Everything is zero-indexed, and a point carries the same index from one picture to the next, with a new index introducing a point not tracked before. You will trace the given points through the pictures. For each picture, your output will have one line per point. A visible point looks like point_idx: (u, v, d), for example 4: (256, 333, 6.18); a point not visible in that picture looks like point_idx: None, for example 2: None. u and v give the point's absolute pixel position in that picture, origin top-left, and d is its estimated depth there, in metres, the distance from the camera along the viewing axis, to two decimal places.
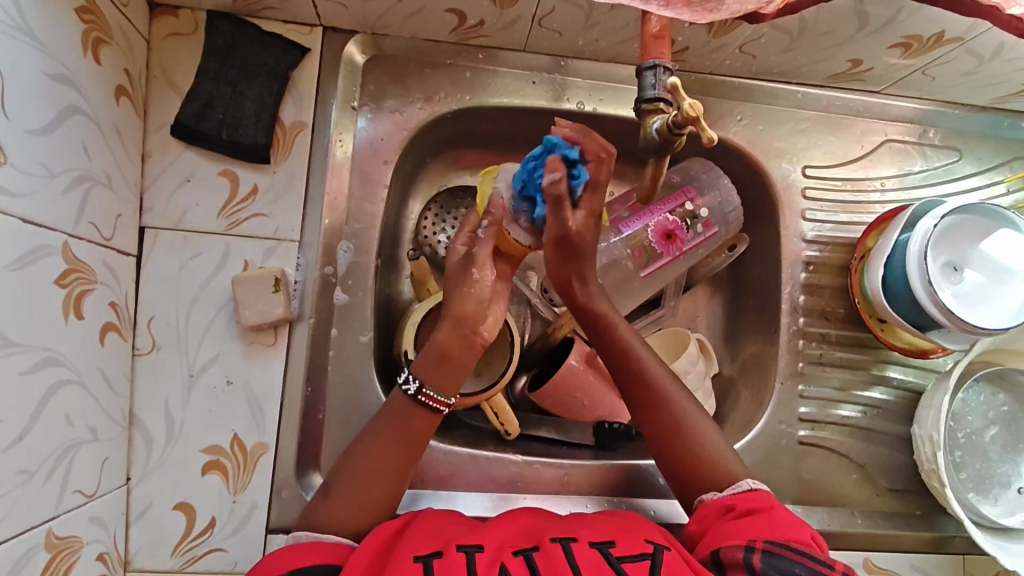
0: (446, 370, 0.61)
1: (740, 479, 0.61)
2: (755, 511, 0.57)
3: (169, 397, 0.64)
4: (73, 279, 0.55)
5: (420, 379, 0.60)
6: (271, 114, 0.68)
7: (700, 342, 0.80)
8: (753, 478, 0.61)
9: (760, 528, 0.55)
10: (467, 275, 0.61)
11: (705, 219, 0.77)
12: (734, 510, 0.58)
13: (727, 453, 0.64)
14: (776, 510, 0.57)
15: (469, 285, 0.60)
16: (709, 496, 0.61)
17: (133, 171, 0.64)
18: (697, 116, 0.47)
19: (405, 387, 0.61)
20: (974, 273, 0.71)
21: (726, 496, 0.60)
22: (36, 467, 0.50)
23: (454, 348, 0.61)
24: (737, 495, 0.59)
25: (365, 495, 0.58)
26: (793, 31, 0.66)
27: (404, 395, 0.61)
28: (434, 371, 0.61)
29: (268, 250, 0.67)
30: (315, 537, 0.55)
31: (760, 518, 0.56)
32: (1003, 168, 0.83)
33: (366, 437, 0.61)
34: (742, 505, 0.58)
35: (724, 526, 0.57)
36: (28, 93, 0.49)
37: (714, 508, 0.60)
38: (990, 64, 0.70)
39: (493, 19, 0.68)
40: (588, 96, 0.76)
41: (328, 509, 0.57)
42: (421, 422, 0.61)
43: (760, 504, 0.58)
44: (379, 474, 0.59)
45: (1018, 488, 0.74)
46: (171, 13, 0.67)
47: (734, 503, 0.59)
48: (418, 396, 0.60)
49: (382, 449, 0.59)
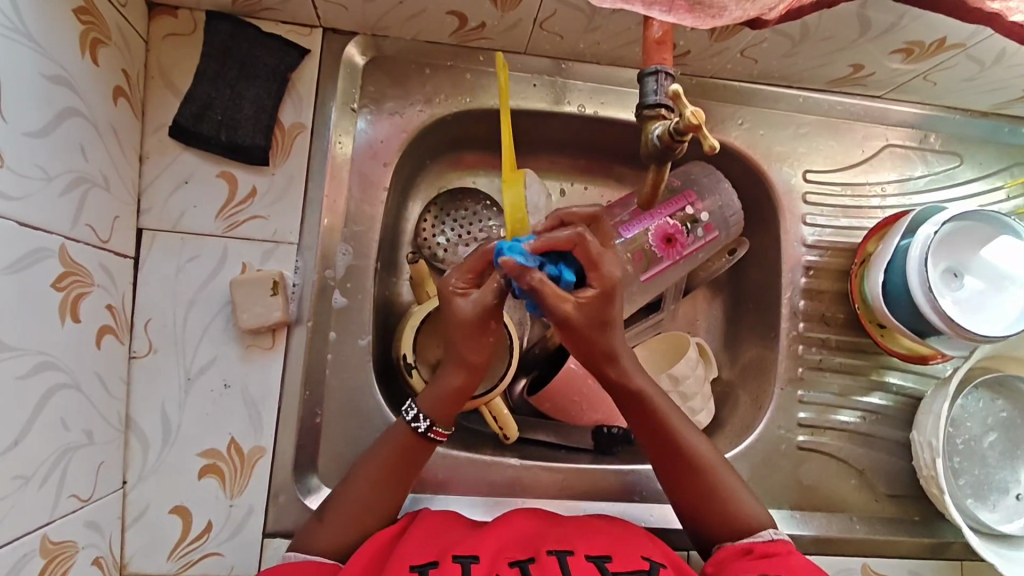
0: (453, 407, 0.60)
1: (764, 527, 0.62)
2: (775, 555, 0.58)
3: (166, 400, 0.64)
4: (70, 282, 0.54)
5: (430, 419, 0.60)
6: (271, 116, 0.68)
7: (700, 346, 0.80)
8: (776, 529, 0.62)
9: (777, 571, 0.56)
10: (485, 324, 0.57)
11: (705, 223, 0.77)
12: (753, 553, 0.59)
13: (739, 490, 0.63)
14: (796, 557, 0.58)
15: (486, 335, 0.58)
16: (727, 543, 0.61)
17: (131, 173, 0.63)
18: (699, 124, 0.47)
19: (414, 424, 0.60)
20: (973, 280, 0.71)
21: (748, 540, 0.61)
22: (31, 472, 0.49)
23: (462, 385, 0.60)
24: (760, 542, 0.60)
25: (365, 517, 0.59)
26: (795, 36, 0.66)
27: (407, 425, 0.60)
28: (447, 412, 0.60)
29: (266, 253, 0.67)
30: (308, 558, 0.56)
31: (780, 563, 0.57)
32: (1004, 173, 0.83)
33: (367, 461, 0.60)
34: (761, 548, 0.59)
35: (741, 564, 0.58)
36: (25, 94, 0.48)
37: (732, 549, 0.60)
38: (992, 69, 0.70)
39: (494, 22, 0.68)
40: (588, 99, 0.76)
41: (326, 532, 0.57)
42: (422, 451, 0.61)
43: (779, 549, 0.59)
44: (381, 497, 0.59)
45: (1016, 494, 0.74)
46: (169, 13, 0.66)
47: (754, 546, 0.60)
48: (427, 433, 0.60)
49: (383, 471, 0.60)
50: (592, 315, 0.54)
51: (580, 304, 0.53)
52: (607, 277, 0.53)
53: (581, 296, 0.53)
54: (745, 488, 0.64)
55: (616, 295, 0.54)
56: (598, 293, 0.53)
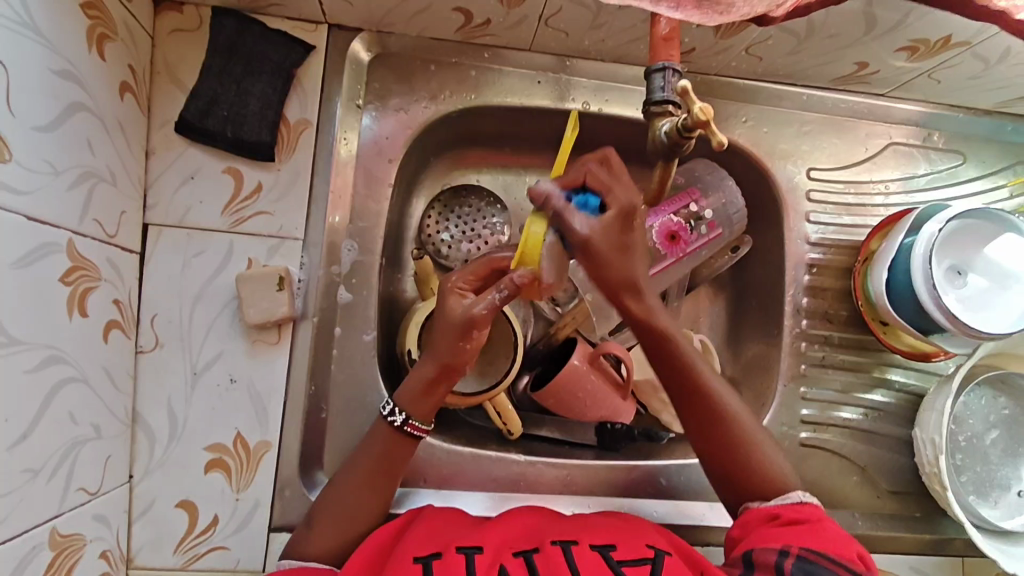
0: (432, 402, 0.61)
1: (792, 489, 0.61)
2: (801, 523, 0.57)
3: (172, 395, 0.64)
4: (78, 277, 0.54)
5: (406, 413, 0.60)
6: (276, 112, 0.68)
7: (703, 344, 0.80)
8: (806, 491, 0.61)
9: (803, 538, 0.55)
10: (467, 331, 0.59)
11: (709, 220, 0.77)
12: (780, 519, 0.58)
13: (771, 446, 0.63)
14: (824, 524, 0.57)
15: (467, 341, 0.59)
16: (756, 503, 0.60)
17: (137, 168, 0.63)
18: (708, 120, 0.47)
19: (390, 419, 0.60)
20: (977, 277, 0.72)
21: (774, 504, 0.60)
22: (40, 465, 0.50)
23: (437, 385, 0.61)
24: (787, 505, 0.59)
25: (353, 522, 0.59)
26: (800, 33, 0.66)
27: (386, 422, 0.61)
28: (425, 406, 0.61)
29: (272, 248, 0.67)
30: (300, 564, 0.57)
31: (808, 531, 0.56)
32: (1007, 172, 0.83)
33: (350, 466, 0.60)
34: (789, 513, 0.58)
35: (765, 530, 0.57)
36: (34, 89, 0.49)
37: (759, 514, 0.59)
38: (996, 68, 0.70)
39: (500, 19, 0.68)
40: (592, 96, 0.76)
41: (314, 538, 0.58)
42: (404, 452, 0.61)
43: (808, 516, 0.58)
44: (368, 501, 0.59)
45: (1018, 491, 0.74)
46: (175, 9, 0.66)
47: (781, 511, 0.59)
48: (403, 427, 0.60)
49: (368, 475, 0.60)
50: (614, 230, 0.55)
51: (601, 226, 0.55)
52: (624, 201, 0.55)
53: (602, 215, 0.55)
54: (774, 444, 0.63)
55: (635, 216, 0.56)
56: (617, 215, 0.55)
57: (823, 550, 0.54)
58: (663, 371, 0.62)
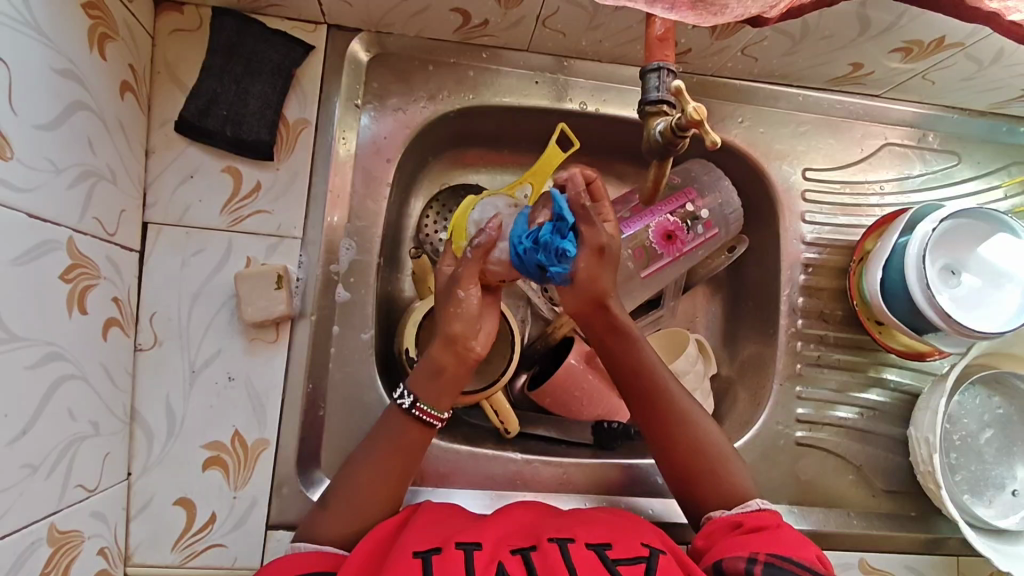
0: (440, 385, 0.61)
1: (752, 498, 0.62)
2: (763, 529, 0.58)
3: (171, 393, 0.64)
4: (77, 274, 0.55)
5: (414, 394, 0.60)
6: (276, 112, 0.68)
7: (699, 343, 0.80)
8: (764, 499, 0.62)
9: (767, 544, 0.55)
10: (455, 296, 0.60)
11: (705, 220, 0.77)
12: (742, 527, 0.59)
13: (725, 450, 0.65)
14: (783, 529, 0.58)
15: (456, 304, 0.59)
16: (717, 514, 0.62)
17: (137, 167, 0.64)
18: (701, 119, 0.47)
19: (400, 402, 0.61)
20: (971, 277, 0.72)
21: (736, 513, 0.61)
22: (39, 461, 0.50)
23: (444, 364, 0.60)
24: (748, 513, 0.60)
25: (367, 505, 0.59)
26: (795, 35, 0.67)
27: (399, 408, 0.61)
28: (433, 389, 0.61)
29: (270, 247, 0.67)
30: (316, 548, 0.56)
31: (767, 536, 0.56)
32: (1002, 172, 0.84)
33: (365, 450, 0.61)
34: (750, 521, 0.59)
35: (730, 539, 0.57)
36: (35, 87, 0.49)
37: (721, 524, 0.60)
38: (989, 70, 0.71)
39: (498, 19, 0.68)
40: (590, 97, 0.77)
41: (328, 520, 0.58)
42: (419, 437, 0.61)
43: (767, 523, 0.59)
44: (381, 483, 0.60)
45: (1012, 490, 0.75)
46: (175, 9, 0.67)
47: (742, 519, 0.59)
48: (413, 409, 0.60)
49: (380, 459, 0.60)
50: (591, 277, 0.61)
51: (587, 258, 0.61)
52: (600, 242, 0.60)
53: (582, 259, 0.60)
54: (730, 448, 0.65)
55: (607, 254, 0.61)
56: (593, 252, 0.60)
57: (785, 554, 0.54)
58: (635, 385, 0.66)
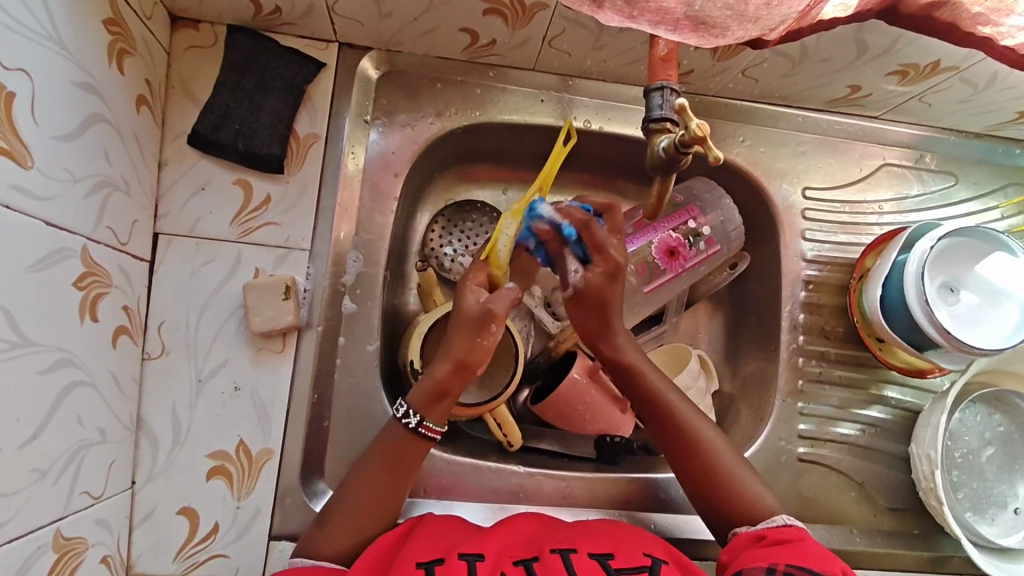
0: (445, 405, 0.62)
1: (775, 514, 0.62)
2: (787, 541, 0.58)
3: (177, 402, 0.65)
4: (90, 282, 0.56)
5: (420, 414, 0.61)
6: (287, 126, 0.70)
7: (701, 358, 0.81)
8: (789, 515, 0.62)
9: (788, 556, 0.55)
10: (484, 326, 0.61)
11: (707, 237, 0.78)
12: (765, 539, 0.59)
13: (704, 426, 0.66)
14: (807, 542, 0.57)
15: (485, 335, 0.61)
16: (744, 528, 0.62)
17: (150, 178, 0.65)
18: (704, 136, 0.49)
19: (405, 421, 0.61)
20: (968, 295, 0.73)
21: (761, 527, 0.61)
22: (47, 467, 0.50)
23: (453, 386, 0.62)
24: (772, 528, 0.60)
25: (365, 521, 0.59)
26: (794, 56, 0.69)
27: (399, 423, 0.62)
28: (440, 409, 0.62)
29: (278, 258, 0.68)
30: (314, 563, 0.57)
31: (789, 548, 0.56)
32: (999, 194, 0.85)
33: (361, 464, 0.61)
34: (773, 534, 0.59)
35: (752, 551, 0.58)
36: (57, 99, 0.50)
37: (746, 537, 0.60)
38: (985, 93, 0.73)
39: (505, 39, 0.70)
40: (594, 115, 0.78)
41: (326, 537, 0.58)
42: (418, 454, 0.62)
43: (792, 536, 0.58)
44: (377, 501, 0.60)
45: (1014, 509, 0.75)
46: (191, 26, 0.69)
47: (766, 533, 0.59)
48: (418, 428, 0.61)
49: (379, 474, 0.60)
50: (602, 286, 0.65)
51: (590, 279, 0.64)
52: (615, 262, 0.64)
53: (594, 272, 0.64)
54: (703, 421, 0.67)
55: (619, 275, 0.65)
56: (604, 272, 0.64)
57: (806, 566, 0.54)
58: (672, 442, 0.66)
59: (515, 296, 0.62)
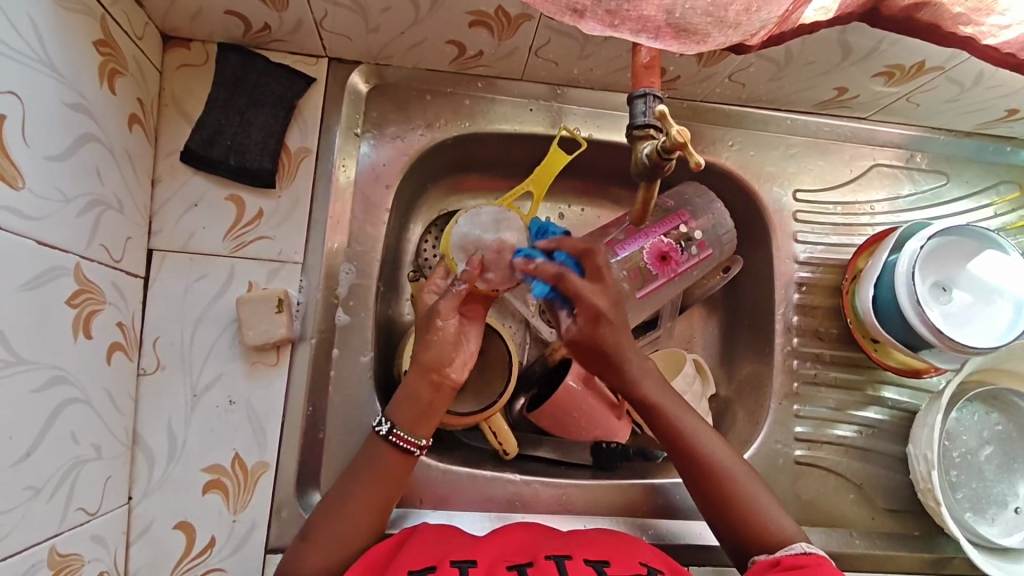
0: (416, 412, 0.62)
1: (795, 542, 0.61)
2: (802, 566, 0.57)
3: (172, 416, 0.65)
4: (84, 300, 0.56)
5: (392, 421, 0.62)
6: (278, 141, 0.71)
7: (696, 363, 0.81)
8: (808, 543, 0.61)
9: None
10: (432, 324, 0.62)
11: (699, 241, 0.78)
12: (782, 565, 0.58)
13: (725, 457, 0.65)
14: (824, 566, 0.57)
15: (435, 333, 0.62)
16: (761, 557, 0.61)
17: (143, 197, 0.66)
18: (685, 142, 0.49)
19: (378, 430, 0.62)
20: (961, 293, 0.73)
21: (779, 554, 0.60)
22: (42, 484, 0.51)
23: (423, 393, 0.62)
24: (790, 554, 0.59)
25: (349, 533, 0.59)
26: (780, 61, 0.69)
27: (376, 436, 0.62)
28: (411, 416, 0.62)
29: (271, 272, 0.69)
30: None
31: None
32: (991, 192, 0.85)
33: (347, 481, 0.61)
34: (790, 559, 0.58)
35: None
36: (47, 120, 0.51)
37: (764, 563, 0.59)
38: (972, 92, 0.73)
39: (492, 50, 0.71)
40: (584, 122, 0.79)
41: (318, 549, 0.58)
42: (399, 466, 0.62)
43: (808, 562, 0.57)
44: (373, 506, 0.60)
45: (1015, 508, 0.74)
46: (182, 45, 0.70)
47: (782, 558, 0.59)
48: (390, 437, 0.62)
49: (369, 487, 0.61)
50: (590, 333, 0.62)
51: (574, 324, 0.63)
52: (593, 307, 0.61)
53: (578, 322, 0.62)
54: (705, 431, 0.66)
55: (604, 320, 0.62)
56: (587, 318, 0.61)
57: None
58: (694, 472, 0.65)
59: (460, 290, 0.61)
